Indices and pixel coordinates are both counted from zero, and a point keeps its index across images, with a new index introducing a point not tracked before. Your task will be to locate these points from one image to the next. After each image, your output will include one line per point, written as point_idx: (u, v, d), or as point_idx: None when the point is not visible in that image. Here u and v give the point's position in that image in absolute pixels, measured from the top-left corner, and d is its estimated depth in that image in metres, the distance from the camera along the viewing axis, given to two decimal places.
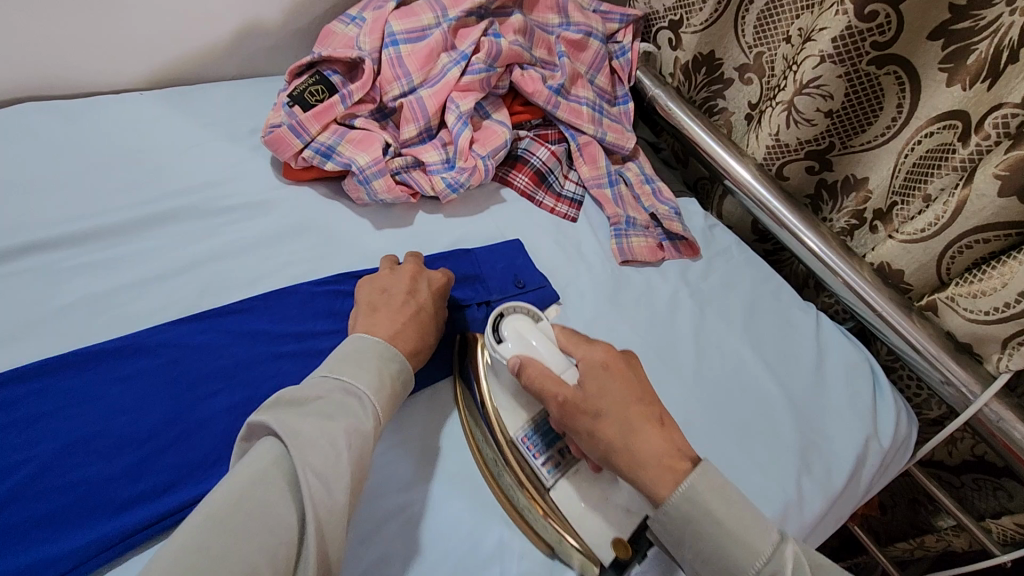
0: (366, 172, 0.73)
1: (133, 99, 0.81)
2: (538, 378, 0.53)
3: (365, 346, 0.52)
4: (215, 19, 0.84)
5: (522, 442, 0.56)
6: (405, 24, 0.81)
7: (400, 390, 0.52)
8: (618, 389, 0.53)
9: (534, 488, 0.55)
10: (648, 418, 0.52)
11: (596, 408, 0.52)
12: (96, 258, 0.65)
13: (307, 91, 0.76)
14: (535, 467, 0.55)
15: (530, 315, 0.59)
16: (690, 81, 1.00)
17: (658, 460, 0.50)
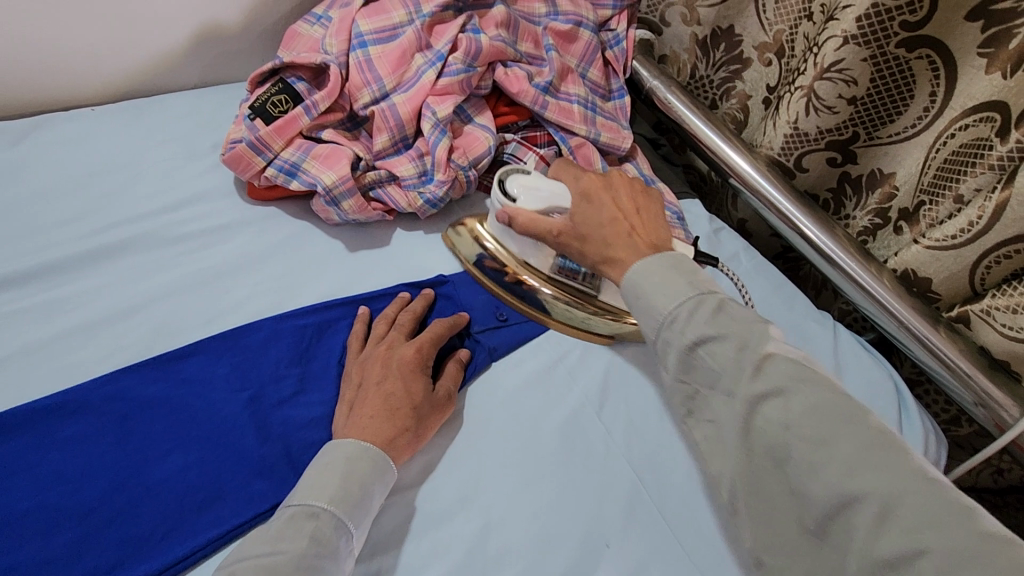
0: (334, 192, 0.66)
1: (84, 116, 0.75)
2: (527, 223, 0.63)
3: (334, 455, 0.50)
4: (170, 24, 0.77)
5: (559, 271, 0.69)
6: (374, 23, 0.73)
7: (375, 491, 0.50)
8: (599, 210, 0.61)
9: (583, 299, 0.69)
10: (624, 226, 0.59)
11: (574, 227, 0.61)
12: (39, 299, 0.59)
13: (270, 101, 0.70)
14: (576, 283, 0.69)
15: (524, 173, 0.69)
16: (707, 58, 0.91)
17: (608, 248, 0.58)
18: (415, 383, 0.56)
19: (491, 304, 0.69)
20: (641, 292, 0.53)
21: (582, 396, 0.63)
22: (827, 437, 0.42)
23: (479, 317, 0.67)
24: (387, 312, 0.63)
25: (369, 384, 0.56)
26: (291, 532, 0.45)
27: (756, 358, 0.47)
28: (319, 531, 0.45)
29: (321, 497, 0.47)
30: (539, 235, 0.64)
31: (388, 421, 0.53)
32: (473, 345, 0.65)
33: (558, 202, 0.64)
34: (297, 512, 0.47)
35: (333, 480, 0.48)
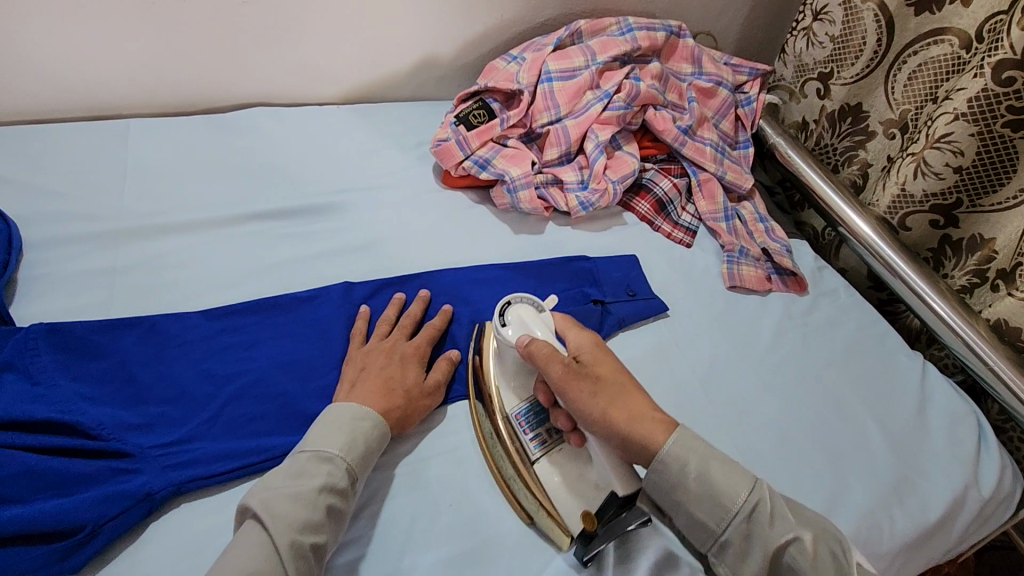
0: (516, 182, 0.86)
1: (333, 111, 1.00)
2: (542, 355, 0.62)
3: (341, 408, 0.60)
4: (403, 53, 1.02)
5: (514, 417, 0.65)
6: (560, 65, 0.94)
7: (376, 443, 0.59)
8: (610, 367, 0.62)
9: (519, 459, 0.63)
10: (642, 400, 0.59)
11: (594, 372, 0.60)
12: (299, 231, 0.82)
13: (471, 113, 0.92)
14: (524, 441, 0.64)
15: (536, 304, 0.68)
16: (834, 129, 1.04)
17: (633, 422, 0.57)
18: (410, 371, 0.66)
19: (623, 281, 0.83)
20: (693, 477, 0.55)
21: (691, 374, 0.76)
22: (752, 514, 0.53)
23: (611, 290, 0.82)
24: (410, 311, 0.73)
25: (371, 368, 0.65)
26: (309, 468, 0.55)
27: (756, 498, 0.53)
28: (333, 472, 0.55)
29: (335, 445, 0.57)
30: (548, 365, 0.61)
31: (384, 397, 0.62)
32: (604, 312, 0.79)
33: (562, 346, 0.64)
34: (312, 456, 0.56)
35: (342, 435, 0.58)
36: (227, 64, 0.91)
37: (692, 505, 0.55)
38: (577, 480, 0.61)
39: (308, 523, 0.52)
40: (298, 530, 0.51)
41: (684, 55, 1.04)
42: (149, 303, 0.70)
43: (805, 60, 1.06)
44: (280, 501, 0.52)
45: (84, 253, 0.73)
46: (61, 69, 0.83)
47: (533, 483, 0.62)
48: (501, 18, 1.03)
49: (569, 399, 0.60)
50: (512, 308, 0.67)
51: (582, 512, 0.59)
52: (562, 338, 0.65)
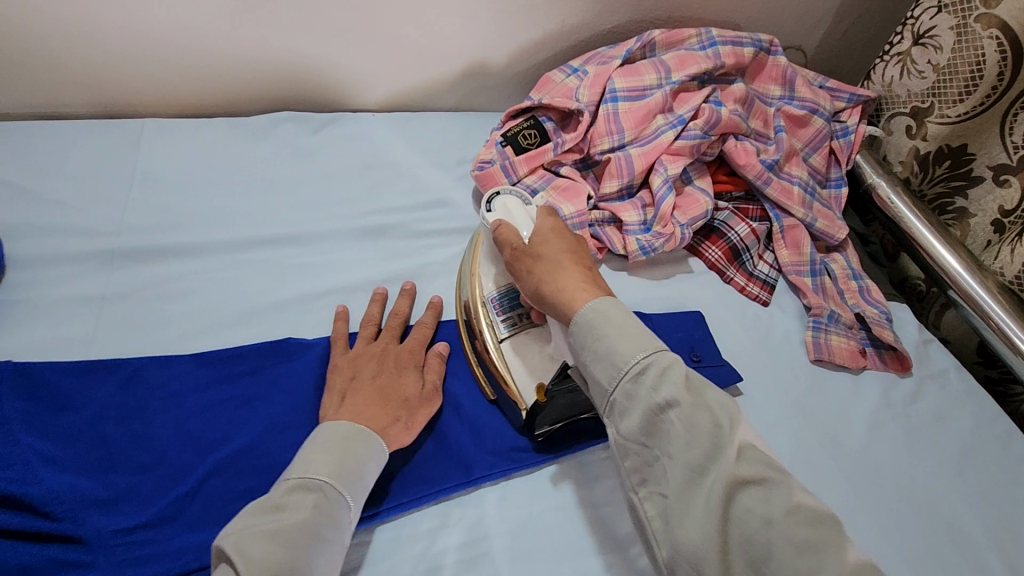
0: (569, 222, 0.73)
1: (367, 119, 0.89)
2: (502, 234, 0.60)
3: (334, 427, 0.52)
4: (449, 57, 0.90)
5: (488, 304, 0.64)
6: (628, 82, 0.81)
7: (367, 472, 0.51)
8: (561, 242, 0.58)
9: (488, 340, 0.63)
10: (581, 267, 0.55)
11: (535, 251, 0.57)
12: (315, 260, 0.72)
13: (521, 134, 0.80)
14: (494, 321, 0.63)
15: (522, 197, 0.65)
16: (925, 173, 0.88)
17: (559, 291, 0.53)
18: (407, 379, 0.60)
19: (686, 344, 0.70)
20: (609, 328, 0.48)
21: None
22: (647, 373, 0.46)
23: None
24: (397, 310, 0.66)
25: (363, 376, 0.58)
26: (291, 502, 0.46)
27: (661, 360, 0.46)
28: (321, 503, 0.47)
29: (325, 470, 0.49)
30: (505, 244, 0.59)
31: (380, 409, 0.56)
32: None
33: (524, 228, 0.61)
34: (297, 484, 0.47)
35: (331, 457, 0.50)
36: (251, 60, 0.82)
37: (593, 366, 0.49)
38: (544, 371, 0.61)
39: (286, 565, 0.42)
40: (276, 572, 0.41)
41: (773, 75, 0.90)
42: (136, 341, 0.61)
43: (894, 90, 0.91)
44: (259, 541, 0.42)
45: (76, 274, 0.65)
46: (71, 61, 0.75)
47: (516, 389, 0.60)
48: (562, 22, 0.90)
49: (517, 270, 0.58)
50: (501, 198, 0.64)
51: (536, 386, 0.60)
52: (530, 224, 0.61)
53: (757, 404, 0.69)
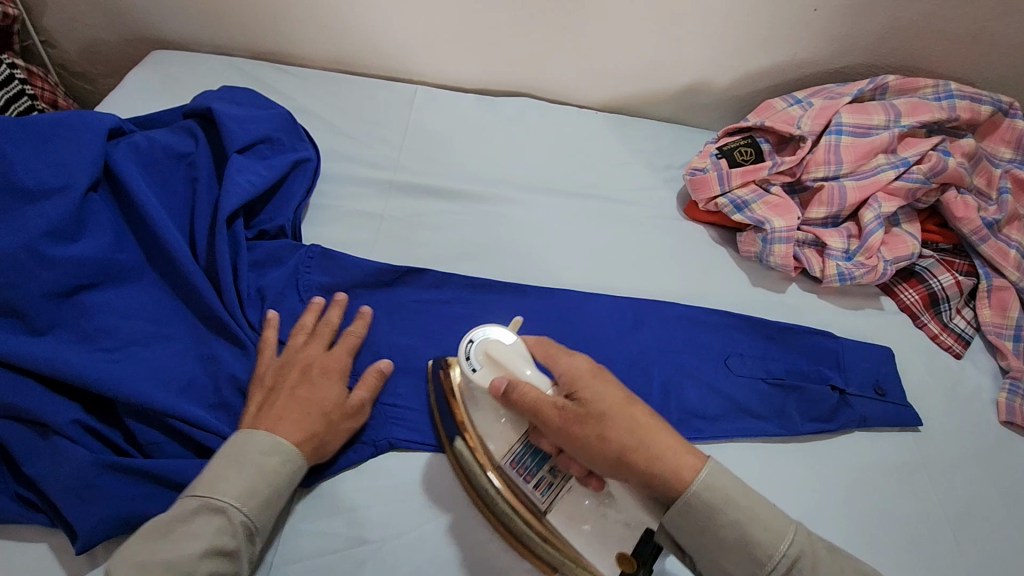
0: (776, 234, 0.79)
1: (590, 114, 1.00)
2: (530, 399, 0.55)
3: (245, 444, 0.53)
4: (678, 73, 0.98)
5: (509, 467, 0.58)
6: (855, 119, 0.84)
7: (283, 487, 0.53)
8: (616, 391, 0.54)
9: (524, 510, 0.57)
10: (648, 413, 0.53)
11: (597, 411, 0.52)
12: (540, 225, 0.84)
13: (738, 150, 0.87)
14: (525, 490, 0.57)
15: (506, 335, 0.60)
16: None
17: (660, 452, 0.51)
18: (326, 390, 0.59)
19: (871, 376, 0.73)
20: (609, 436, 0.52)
21: (933, 509, 0.66)
22: (804, 559, 0.49)
23: (857, 381, 0.72)
24: (328, 320, 0.65)
25: (280, 390, 0.58)
26: (192, 526, 0.48)
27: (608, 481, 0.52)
28: (223, 527, 0.49)
29: (228, 493, 0.50)
30: (538, 410, 0.54)
31: (297, 426, 0.56)
32: (842, 401, 0.70)
33: (536, 377, 0.57)
34: (200, 504, 0.49)
35: (240, 480, 0.51)
36: (514, 52, 0.95)
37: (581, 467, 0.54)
38: (597, 519, 0.55)
39: None
40: None
41: (1006, 137, 0.88)
42: (403, 257, 0.77)
43: None
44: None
45: (363, 196, 0.82)
46: (377, 25, 0.93)
47: (546, 527, 0.56)
48: (793, 56, 0.95)
49: (592, 449, 0.52)
50: (477, 346, 0.60)
51: (616, 553, 0.54)
52: (525, 360, 0.58)
53: (934, 446, 0.70)
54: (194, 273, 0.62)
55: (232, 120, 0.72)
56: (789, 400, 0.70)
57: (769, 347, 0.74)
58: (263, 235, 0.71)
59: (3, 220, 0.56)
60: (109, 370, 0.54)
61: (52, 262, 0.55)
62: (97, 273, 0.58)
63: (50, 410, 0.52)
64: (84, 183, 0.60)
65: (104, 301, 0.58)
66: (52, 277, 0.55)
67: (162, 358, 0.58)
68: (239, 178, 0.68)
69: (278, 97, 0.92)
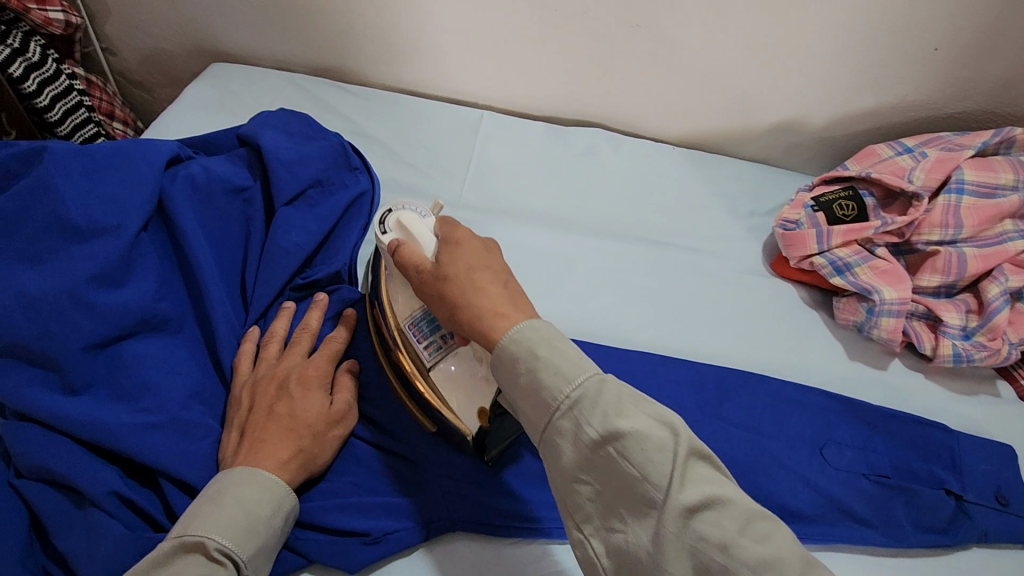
0: (885, 306, 0.70)
1: (667, 150, 0.92)
2: (403, 256, 0.53)
3: (231, 482, 0.47)
4: (768, 110, 0.89)
5: (408, 329, 0.56)
6: (979, 176, 0.74)
7: (274, 516, 0.48)
8: (474, 255, 0.51)
9: (416, 372, 0.56)
10: (504, 283, 0.49)
11: (444, 272, 0.50)
12: (611, 274, 0.77)
13: (837, 203, 0.78)
14: (416, 350, 0.55)
15: (421, 208, 0.57)
16: None
17: (473, 292, 0.48)
18: (309, 400, 0.54)
19: (993, 481, 0.63)
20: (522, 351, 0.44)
21: None
22: (683, 475, 0.40)
23: (976, 488, 0.62)
24: (306, 325, 0.61)
25: (256, 408, 0.53)
26: (177, 570, 0.42)
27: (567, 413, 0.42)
28: (213, 566, 0.43)
29: (214, 530, 0.44)
30: (405, 268, 0.53)
31: (284, 444, 0.51)
32: (960, 510, 0.61)
33: (429, 243, 0.54)
34: (184, 545, 0.43)
35: (228, 516, 0.45)
36: (589, 79, 0.88)
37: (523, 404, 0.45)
38: (473, 381, 0.54)
39: None
40: None
41: None
42: None
43: None
44: None
45: None
46: (443, 45, 0.87)
47: (458, 420, 0.54)
48: (900, 98, 0.85)
49: (428, 295, 0.51)
50: (393, 214, 0.57)
51: (476, 409, 0.54)
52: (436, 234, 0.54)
53: None
54: (228, 341, 0.58)
55: (282, 162, 0.68)
56: (898, 505, 0.61)
57: (872, 436, 0.65)
58: (315, 284, 0.65)
59: (51, 261, 0.53)
60: (146, 435, 0.50)
61: (96, 310, 0.52)
62: (136, 321, 0.54)
63: (85, 478, 0.47)
64: (135, 225, 0.57)
65: (143, 352, 0.54)
66: (94, 327, 0.51)
67: (204, 421, 0.54)
68: (285, 242, 0.64)
69: (337, 118, 0.87)
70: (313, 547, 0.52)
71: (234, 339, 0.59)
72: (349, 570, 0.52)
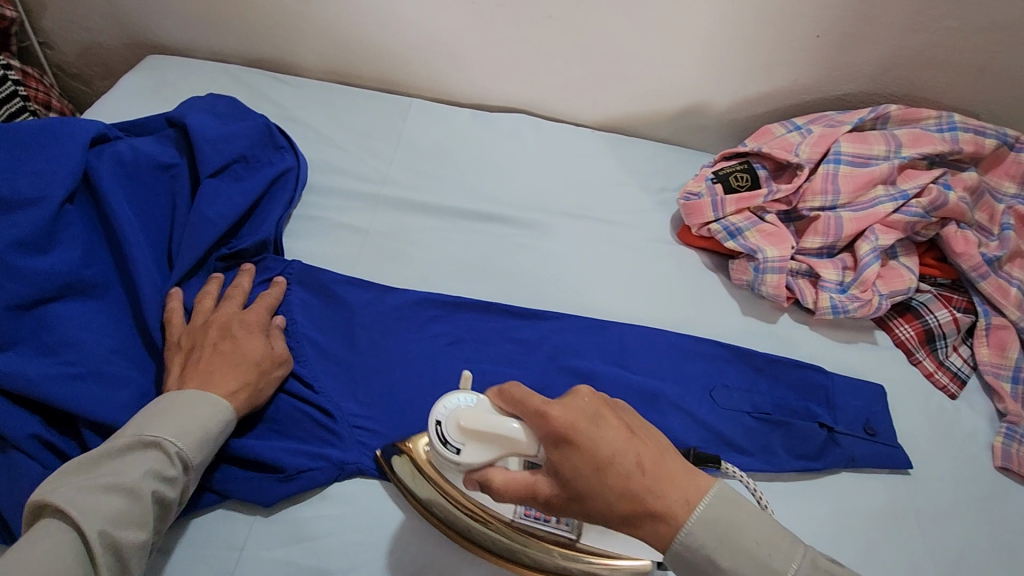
0: (768, 264, 0.77)
1: (586, 133, 0.99)
2: (504, 485, 0.49)
3: (185, 396, 0.53)
4: (676, 95, 0.96)
5: (524, 516, 0.56)
6: (855, 148, 0.82)
7: (221, 430, 0.53)
8: (610, 442, 0.45)
9: (501, 519, 0.56)
10: (631, 451, 0.45)
11: (595, 479, 0.45)
12: (528, 245, 0.83)
13: (733, 175, 0.85)
14: (543, 529, 0.56)
15: (455, 398, 0.55)
16: None
17: (599, 478, 0.45)
18: (255, 342, 0.60)
19: (862, 415, 0.71)
20: (721, 525, 0.45)
21: (922, 557, 0.63)
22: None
23: (846, 420, 0.70)
24: (236, 284, 0.66)
25: (201, 346, 0.58)
26: (130, 460, 0.48)
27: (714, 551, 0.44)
28: (160, 459, 0.49)
29: (166, 429, 0.50)
30: (524, 497, 0.48)
31: (233, 375, 0.56)
32: (830, 439, 0.68)
33: (512, 430, 0.49)
34: (137, 440, 0.49)
35: (179, 421, 0.51)
36: (509, 69, 0.94)
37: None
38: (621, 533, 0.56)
39: (122, 518, 0.45)
40: (111, 533, 0.44)
41: (1010, 170, 0.86)
42: (387, 273, 0.76)
43: None
44: (97, 499, 0.45)
45: (349, 210, 0.81)
46: (372, 37, 0.92)
47: (483, 509, 0.56)
48: (793, 83, 0.94)
49: (593, 511, 0.45)
50: (446, 424, 0.53)
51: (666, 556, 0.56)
52: (504, 412, 0.51)
53: (926, 492, 0.68)
54: (153, 300, 0.62)
55: (206, 141, 0.72)
56: (776, 437, 0.68)
57: (758, 380, 0.72)
58: (241, 254, 0.70)
59: None
60: (69, 385, 0.54)
61: (18, 273, 0.55)
62: (61, 286, 0.57)
63: (6, 423, 0.51)
64: (59, 196, 0.60)
65: (65, 313, 0.57)
66: (17, 289, 0.55)
67: (129, 375, 0.58)
68: (209, 211, 0.68)
69: (272, 106, 0.92)
70: (232, 483, 0.56)
71: (158, 299, 0.63)
72: (263, 505, 0.56)
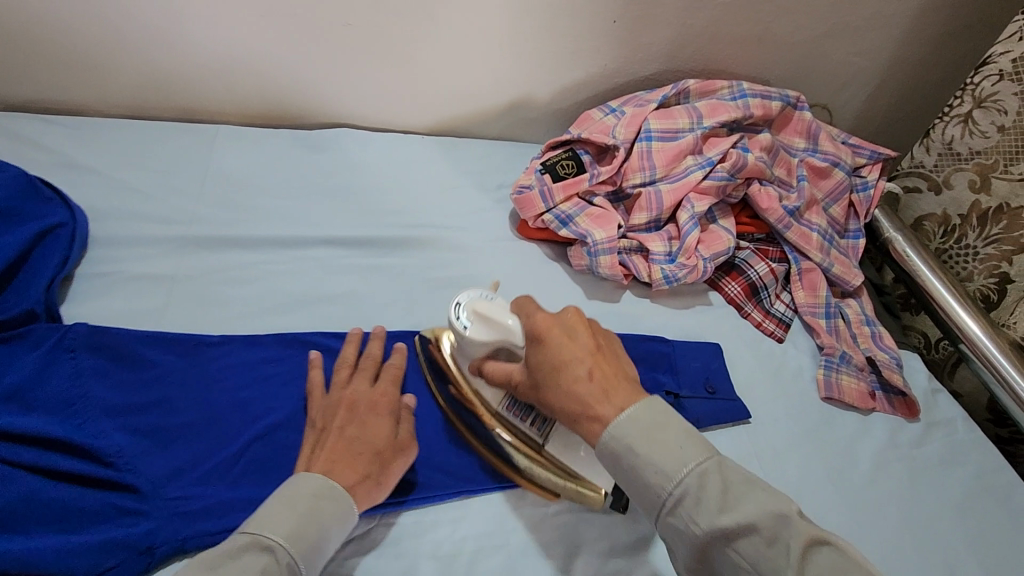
0: (599, 246, 0.79)
1: (415, 140, 0.96)
2: (493, 370, 0.60)
3: (304, 485, 0.50)
4: (497, 92, 0.96)
5: (506, 412, 0.63)
6: (663, 124, 0.87)
7: (331, 532, 0.49)
8: (570, 348, 0.54)
9: (526, 447, 0.63)
10: (591, 372, 0.53)
11: (551, 361, 0.54)
12: (364, 265, 0.78)
13: (559, 163, 0.85)
14: (525, 429, 0.63)
15: (484, 293, 0.63)
16: (979, 229, 0.92)
17: (577, 386, 0.52)
18: (380, 425, 0.57)
19: (703, 374, 0.75)
20: (633, 428, 0.49)
21: None
22: (705, 481, 0.46)
23: (689, 382, 0.73)
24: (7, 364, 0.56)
25: (333, 433, 0.56)
26: (236, 560, 0.44)
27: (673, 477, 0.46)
28: (271, 566, 0.44)
29: (280, 531, 0.46)
30: (501, 381, 0.60)
31: (352, 463, 0.53)
32: (677, 405, 0.71)
33: (510, 327, 0.58)
34: (250, 541, 0.45)
35: (293, 519, 0.47)
36: (321, 84, 0.89)
37: (643, 465, 0.47)
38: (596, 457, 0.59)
39: None
40: None
41: (798, 128, 0.95)
42: (201, 322, 0.68)
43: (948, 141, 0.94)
44: None
45: (149, 258, 0.72)
46: (154, 63, 0.83)
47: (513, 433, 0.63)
48: (604, 67, 0.97)
49: (546, 399, 0.55)
50: (464, 307, 0.62)
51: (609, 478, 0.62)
52: (509, 312, 0.60)
53: (767, 434, 0.73)
54: None
55: None
56: None
57: None
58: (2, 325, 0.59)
59: None
60: None
61: None
62: None
63: None
64: None
65: None
66: None
67: None
68: None
69: (44, 153, 0.79)
70: None
71: None
72: None
